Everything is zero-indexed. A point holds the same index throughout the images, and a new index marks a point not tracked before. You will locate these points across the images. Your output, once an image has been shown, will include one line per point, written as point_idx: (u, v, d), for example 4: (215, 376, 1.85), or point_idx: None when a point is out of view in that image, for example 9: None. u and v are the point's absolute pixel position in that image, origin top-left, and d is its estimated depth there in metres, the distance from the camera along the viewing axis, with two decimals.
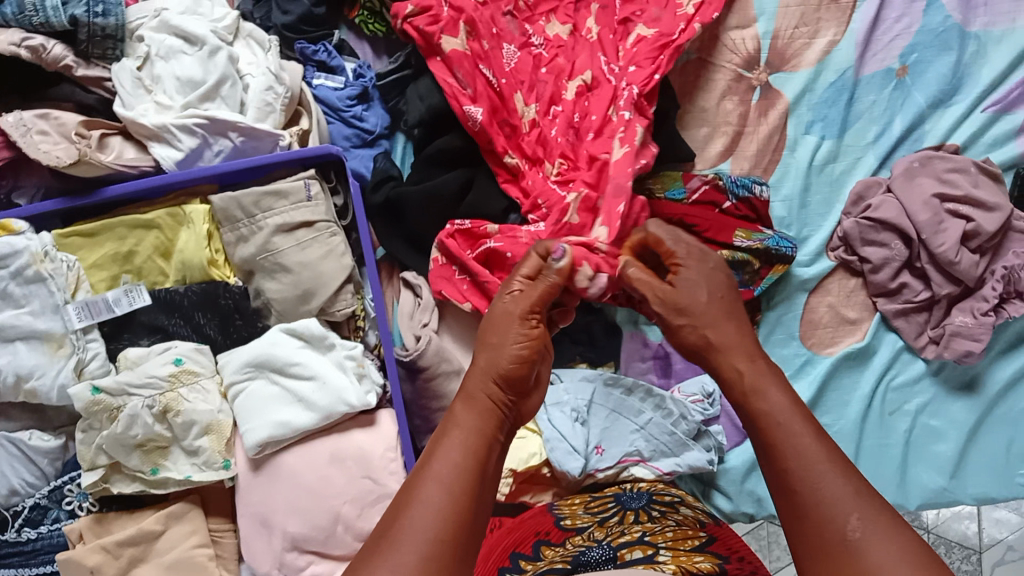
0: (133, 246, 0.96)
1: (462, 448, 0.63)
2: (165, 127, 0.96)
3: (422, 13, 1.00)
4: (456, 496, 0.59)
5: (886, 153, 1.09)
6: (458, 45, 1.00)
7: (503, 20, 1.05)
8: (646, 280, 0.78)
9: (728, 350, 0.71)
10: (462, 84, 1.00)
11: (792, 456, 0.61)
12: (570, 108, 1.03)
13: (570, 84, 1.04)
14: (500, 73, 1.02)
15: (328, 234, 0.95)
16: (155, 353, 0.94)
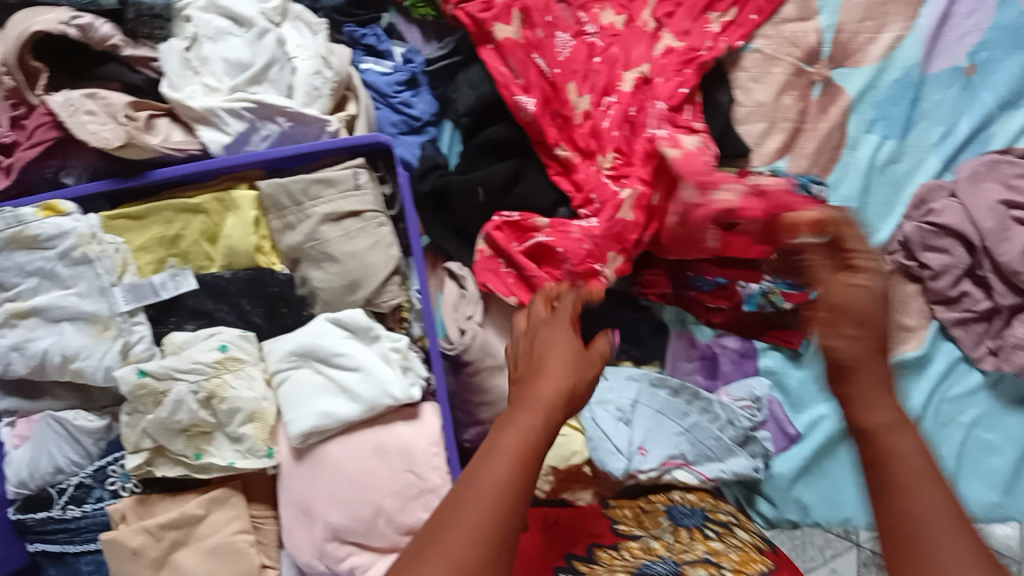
0: (180, 230, 0.96)
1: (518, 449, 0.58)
2: (213, 111, 0.95)
3: (475, 1, 1.00)
4: (510, 499, 0.54)
5: (950, 155, 1.05)
6: (511, 33, 0.99)
7: (557, 8, 1.03)
8: (825, 275, 0.65)
9: (866, 365, 0.61)
10: (514, 73, 0.98)
11: (921, 503, 0.53)
12: (626, 100, 1.00)
13: (626, 75, 1.01)
14: (553, 62, 1.00)
15: (375, 224, 0.94)
16: (200, 338, 0.94)
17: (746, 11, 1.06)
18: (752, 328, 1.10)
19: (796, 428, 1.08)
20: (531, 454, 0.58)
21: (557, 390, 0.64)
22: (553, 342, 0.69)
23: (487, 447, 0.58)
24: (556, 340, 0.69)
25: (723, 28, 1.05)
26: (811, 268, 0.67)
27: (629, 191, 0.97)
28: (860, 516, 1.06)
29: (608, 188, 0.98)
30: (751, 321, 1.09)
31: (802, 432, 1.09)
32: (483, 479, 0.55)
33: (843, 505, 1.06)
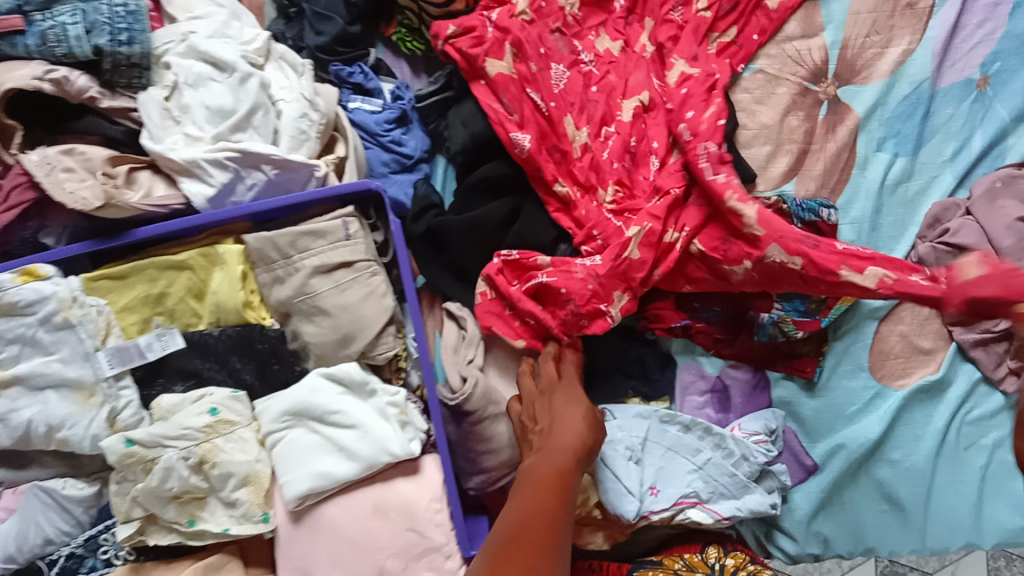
0: (165, 288, 0.92)
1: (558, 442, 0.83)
2: (195, 162, 0.91)
3: (465, 34, 0.93)
4: (549, 492, 0.73)
5: (964, 171, 1.00)
6: (504, 68, 0.93)
7: (551, 38, 0.98)
8: None
9: None
10: (508, 110, 0.93)
11: None
12: (625, 130, 0.96)
13: (625, 103, 0.97)
14: (548, 96, 0.95)
15: (368, 274, 0.90)
16: (190, 401, 0.91)
17: (748, 30, 1.02)
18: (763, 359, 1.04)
19: (813, 459, 1.03)
20: (555, 499, 0.71)
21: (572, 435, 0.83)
22: (564, 409, 0.86)
23: (521, 485, 0.75)
24: (563, 400, 0.88)
25: (720, 51, 1.00)
26: None
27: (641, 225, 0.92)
28: (883, 545, 1.02)
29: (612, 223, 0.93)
30: (761, 351, 1.03)
31: (820, 462, 1.03)
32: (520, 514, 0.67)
33: (865, 535, 1.02)
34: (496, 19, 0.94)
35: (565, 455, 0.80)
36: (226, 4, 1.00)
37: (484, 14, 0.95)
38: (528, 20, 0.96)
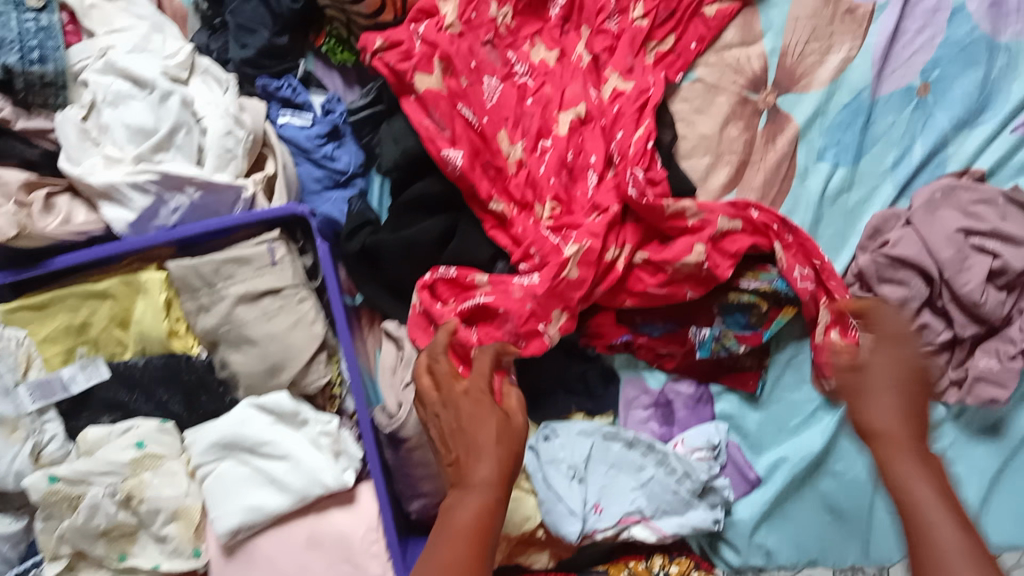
0: (87, 317, 0.89)
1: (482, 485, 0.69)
2: (114, 186, 0.87)
3: (392, 48, 0.91)
4: None
5: (905, 180, 0.98)
6: (433, 83, 0.90)
7: (483, 50, 0.94)
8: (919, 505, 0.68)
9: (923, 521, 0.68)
10: (439, 126, 0.90)
11: None
12: (562, 144, 0.93)
13: (560, 117, 0.94)
14: (481, 111, 0.92)
15: (296, 301, 0.88)
16: (116, 435, 0.87)
17: (686, 38, 1.01)
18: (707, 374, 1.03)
19: (756, 472, 1.01)
20: (481, 529, 0.66)
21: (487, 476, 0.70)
22: (480, 426, 0.72)
23: (440, 532, 0.66)
24: (480, 422, 0.73)
25: (658, 61, 0.99)
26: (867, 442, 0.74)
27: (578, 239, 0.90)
28: (826, 558, 0.99)
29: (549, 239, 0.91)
30: (704, 365, 1.03)
31: (763, 475, 1.01)
32: (442, 552, 0.64)
33: (808, 548, 0.99)
34: (424, 33, 0.92)
35: (481, 505, 0.68)
36: (145, 15, 0.96)
37: (412, 29, 0.93)
38: (458, 33, 0.93)
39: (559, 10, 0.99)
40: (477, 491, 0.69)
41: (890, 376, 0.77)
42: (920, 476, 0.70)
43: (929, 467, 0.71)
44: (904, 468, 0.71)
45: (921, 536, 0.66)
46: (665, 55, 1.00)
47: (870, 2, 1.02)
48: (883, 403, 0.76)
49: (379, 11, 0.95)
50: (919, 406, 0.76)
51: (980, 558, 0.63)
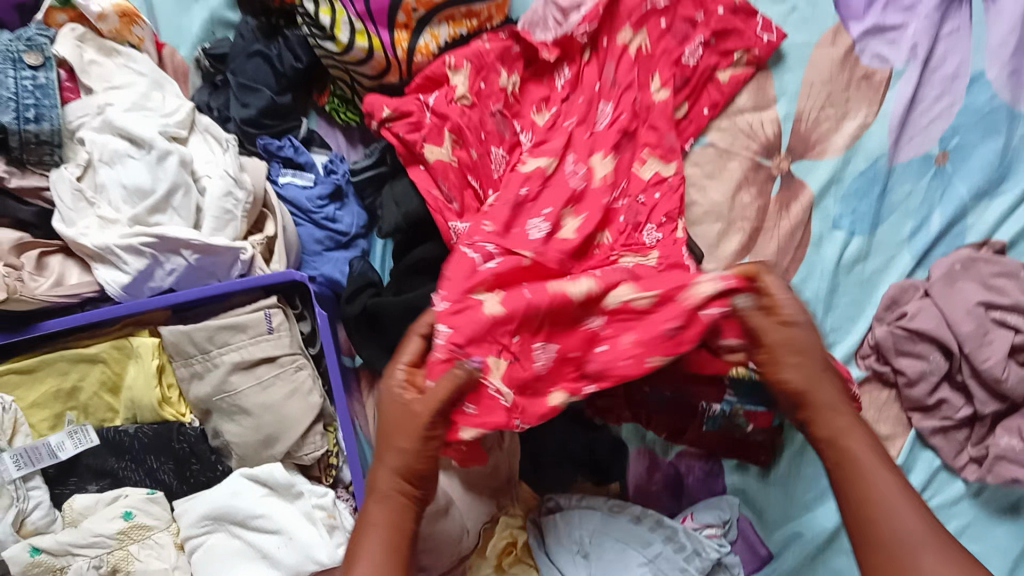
0: (77, 381, 0.86)
1: (385, 529, 0.66)
2: (108, 249, 0.85)
3: (401, 119, 0.90)
4: (394, 565, 0.64)
5: (922, 252, 0.95)
6: (443, 155, 0.89)
7: (493, 120, 0.91)
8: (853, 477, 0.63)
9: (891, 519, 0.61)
10: (447, 197, 0.89)
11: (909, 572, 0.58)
12: (525, 180, 0.87)
13: (527, 160, 0.88)
14: (490, 184, 0.90)
15: (293, 368, 0.85)
16: (104, 504, 0.85)
17: (699, 104, 0.98)
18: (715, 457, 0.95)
19: (766, 547, 0.97)
20: (397, 546, 0.65)
21: (394, 468, 0.68)
22: (386, 429, 0.70)
23: None
24: (395, 422, 0.69)
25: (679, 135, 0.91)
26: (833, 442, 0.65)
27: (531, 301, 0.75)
28: None
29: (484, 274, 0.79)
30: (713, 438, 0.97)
31: (774, 551, 0.97)
32: (361, 574, 0.63)
33: None
34: (434, 104, 0.90)
35: (386, 517, 0.66)
36: (146, 72, 0.94)
37: (422, 99, 0.91)
38: (468, 105, 0.90)
39: (565, 81, 0.95)
40: (385, 508, 0.67)
41: (810, 357, 0.67)
42: (875, 459, 0.63)
43: (882, 456, 0.64)
44: (844, 423, 0.66)
45: (881, 527, 0.61)
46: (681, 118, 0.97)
47: (887, 66, 0.99)
48: (823, 386, 0.66)
49: (383, 72, 0.93)
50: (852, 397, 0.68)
51: (886, 464, 0.63)
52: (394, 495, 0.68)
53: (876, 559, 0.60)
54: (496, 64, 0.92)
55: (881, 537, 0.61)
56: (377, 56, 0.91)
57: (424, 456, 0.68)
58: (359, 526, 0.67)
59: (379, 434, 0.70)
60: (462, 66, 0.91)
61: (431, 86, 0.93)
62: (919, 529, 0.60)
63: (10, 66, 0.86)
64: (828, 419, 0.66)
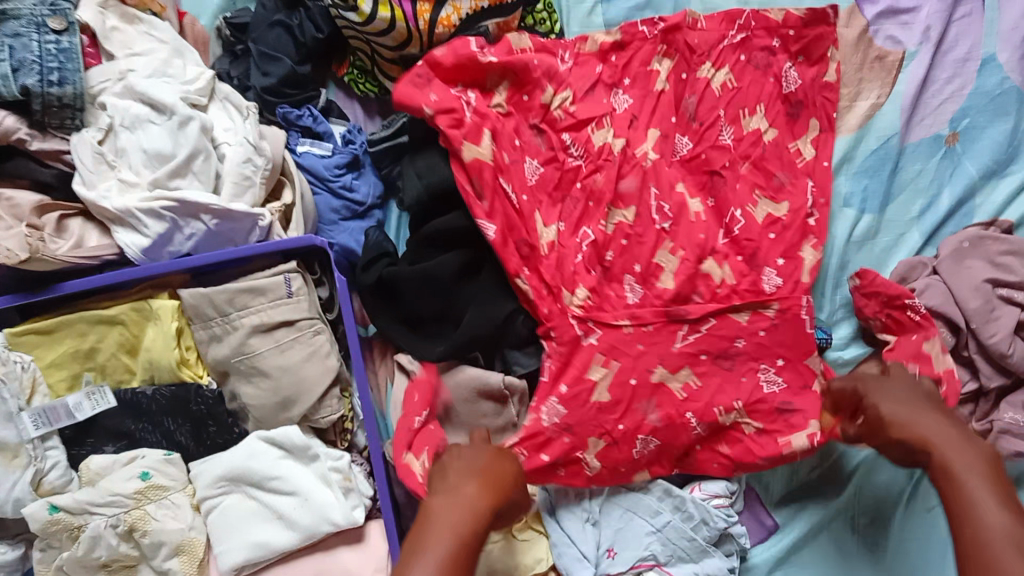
0: (95, 343, 0.87)
1: (467, 511, 0.70)
2: (129, 211, 0.85)
3: (444, 114, 0.86)
4: (469, 527, 0.69)
5: (932, 229, 0.96)
6: (482, 154, 0.86)
7: (529, 133, 0.91)
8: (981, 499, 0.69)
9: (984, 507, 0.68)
10: (479, 195, 0.86)
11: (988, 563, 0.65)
12: (602, 239, 0.89)
13: (610, 215, 0.90)
14: (520, 188, 0.88)
15: (311, 333, 0.86)
16: (120, 464, 0.85)
17: None
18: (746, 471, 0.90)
19: (771, 517, 0.98)
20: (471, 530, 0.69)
21: (446, 533, 0.67)
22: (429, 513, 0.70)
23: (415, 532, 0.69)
24: (459, 464, 0.76)
25: (736, 139, 0.93)
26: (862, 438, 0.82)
27: (631, 402, 0.87)
28: None
29: (555, 250, 0.88)
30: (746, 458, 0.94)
31: (781, 522, 0.98)
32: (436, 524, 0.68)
33: None
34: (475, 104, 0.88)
35: (466, 508, 0.70)
36: (167, 39, 0.95)
37: (462, 96, 0.89)
38: (504, 113, 0.91)
39: (624, 106, 0.93)
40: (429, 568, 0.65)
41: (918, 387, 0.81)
42: (982, 481, 0.70)
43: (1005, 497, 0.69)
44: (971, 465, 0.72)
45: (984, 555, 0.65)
46: (723, 88, 0.94)
47: (900, 48, 0.99)
48: (925, 418, 0.77)
49: (404, 43, 0.93)
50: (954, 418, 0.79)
51: (1004, 498, 0.69)
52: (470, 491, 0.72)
53: (956, 522, 0.69)
54: (542, 81, 0.91)
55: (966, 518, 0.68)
56: (399, 27, 0.91)
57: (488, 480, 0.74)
58: (427, 516, 0.70)
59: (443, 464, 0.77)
60: (505, 74, 0.91)
61: (468, 71, 0.90)
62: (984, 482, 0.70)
63: (33, 30, 0.87)
64: (943, 453, 0.74)
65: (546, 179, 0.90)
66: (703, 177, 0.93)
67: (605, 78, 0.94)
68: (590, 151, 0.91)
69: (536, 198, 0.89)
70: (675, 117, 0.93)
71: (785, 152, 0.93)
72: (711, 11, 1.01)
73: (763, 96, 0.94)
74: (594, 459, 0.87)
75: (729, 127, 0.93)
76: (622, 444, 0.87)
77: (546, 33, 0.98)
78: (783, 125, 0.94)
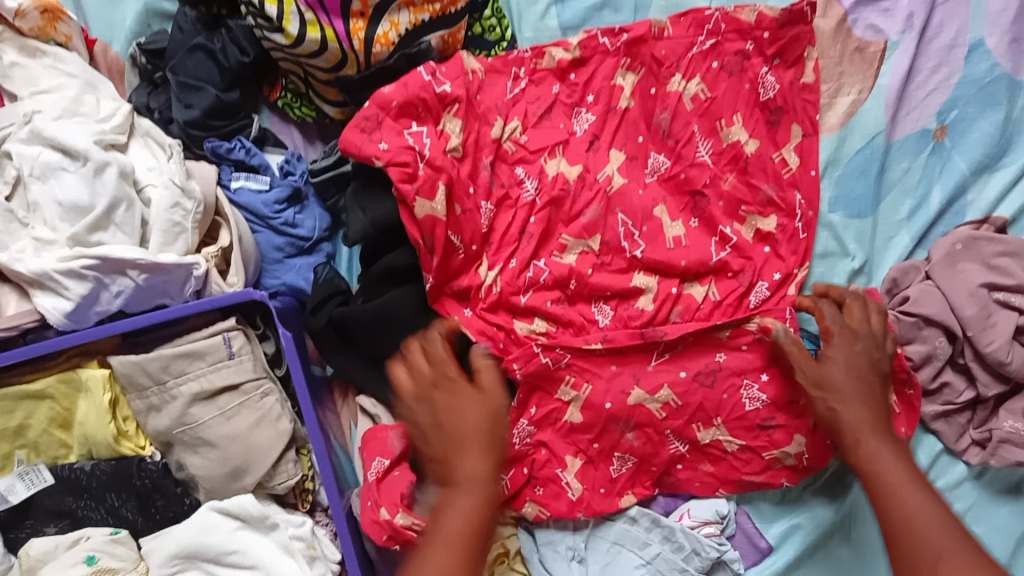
0: (23, 420, 0.80)
1: (472, 495, 0.67)
2: (46, 274, 0.77)
3: (395, 168, 0.77)
4: (476, 530, 0.66)
5: (923, 230, 0.90)
6: (435, 210, 0.78)
7: (483, 172, 0.83)
8: (843, 388, 0.73)
9: (873, 442, 0.71)
10: (429, 249, 0.79)
11: (898, 505, 0.66)
12: (561, 273, 0.83)
13: (565, 243, 0.84)
14: (471, 237, 0.82)
15: (258, 395, 0.79)
16: (64, 548, 0.79)
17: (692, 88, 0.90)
18: (727, 485, 0.86)
19: (767, 540, 0.92)
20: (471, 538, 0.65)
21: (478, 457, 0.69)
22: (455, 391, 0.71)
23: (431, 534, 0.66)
24: (455, 412, 0.70)
25: (714, 154, 0.86)
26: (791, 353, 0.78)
27: (605, 425, 0.82)
28: None
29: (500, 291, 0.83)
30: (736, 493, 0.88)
31: (775, 544, 0.93)
32: (446, 544, 0.65)
33: None
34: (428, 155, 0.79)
35: (471, 504, 0.67)
36: (77, 72, 0.86)
37: (415, 144, 0.79)
38: (459, 157, 0.81)
39: (586, 126, 0.86)
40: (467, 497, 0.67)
41: (852, 347, 0.75)
42: (876, 432, 0.71)
43: (912, 469, 0.69)
44: (879, 445, 0.70)
45: (903, 522, 0.65)
46: (695, 99, 0.86)
47: (882, 38, 0.91)
48: (849, 387, 0.73)
49: (339, 65, 0.84)
50: (881, 397, 0.74)
51: (899, 448, 0.71)
52: (469, 463, 0.68)
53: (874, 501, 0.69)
54: (489, 114, 0.84)
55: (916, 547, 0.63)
56: (332, 48, 0.82)
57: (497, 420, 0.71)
58: (447, 479, 0.69)
59: (434, 410, 0.72)
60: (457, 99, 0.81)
61: (418, 107, 0.80)
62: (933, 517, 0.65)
63: None
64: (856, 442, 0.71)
65: (500, 223, 0.84)
66: (685, 198, 0.86)
67: (563, 100, 0.87)
68: (543, 183, 0.84)
69: (485, 243, 0.84)
70: (644, 135, 0.86)
71: (770, 163, 0.86)
72: (674, 8, 0.93)
73: (739, 104, 0.86)
74: (574, 481, 0.83)
75: (706, 142, 0.86)
76: (599, 460, 0.84)
77: (496, 43, 0.91)
78: (763, 134, 0.86)
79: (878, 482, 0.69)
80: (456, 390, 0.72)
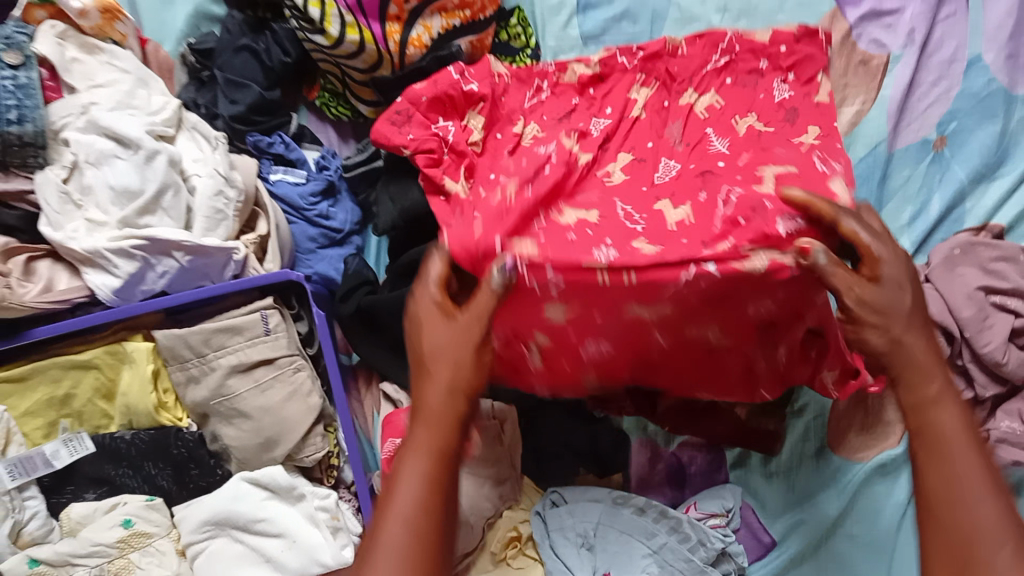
0: (70, 389, 0.85)
1: (422, 481, 0.56)
2: (97, 252, 0.82)
3: (422, 154, 0.84)
4: (436, 496, 0.56)
5: (922, 236, 0.93)
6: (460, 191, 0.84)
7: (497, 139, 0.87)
8: (871, 333, 0.58)
9: (919, 377, 0.58)
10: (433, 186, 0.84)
11: (948, 485, 0.53)
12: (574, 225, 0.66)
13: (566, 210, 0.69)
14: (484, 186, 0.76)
15: (291, 369, 0.84)
16: (102, 512, 0.83)
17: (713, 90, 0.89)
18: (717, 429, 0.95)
19: (770, 535, 0.94)
20: (429, 511, 0.55)
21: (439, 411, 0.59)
22: (422, 331, 0.62)
23: (377, 509, 0.56)
24: (436, 334, 0.61)
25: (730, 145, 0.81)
26: (835, 271, 0.57)
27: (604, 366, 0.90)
28: None
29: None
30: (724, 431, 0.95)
31: (779, 539, 0.94)
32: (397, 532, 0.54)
33: None
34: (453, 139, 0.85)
35: (427, 467, 0.56)
36: (130, 69, 0.92)
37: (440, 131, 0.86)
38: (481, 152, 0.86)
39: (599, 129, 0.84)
40: (428, 420, 0.58)
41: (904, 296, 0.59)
42: (949, 402, 0.57)
43: (987, 459, 0.54)
44: (949, 423, 0.56)
45: (953, 513, 0.52)
46: (710, 110, 0.86)
47: (885, 52, 0.97)
48: (913, 339, 0.58)
49: (375, 66, 0.90)
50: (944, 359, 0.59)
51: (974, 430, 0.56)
52: (441, 403, 0.59)
53: (928, 494, 0.54)
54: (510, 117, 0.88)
55: (946, 524, 0.53)
56: (369, 49, 0.88)
57: (474, 372, 0.60)
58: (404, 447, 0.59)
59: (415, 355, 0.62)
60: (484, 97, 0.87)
61: (446, 103, 0.87)
62: (964, 428, 0.55)
63: None
64: (910, 388, 0.58)
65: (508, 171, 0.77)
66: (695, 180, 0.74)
67: (582, 112, 0.89)
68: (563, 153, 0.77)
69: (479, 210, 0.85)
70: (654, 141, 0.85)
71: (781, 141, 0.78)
72: (689, 21, 0.99)
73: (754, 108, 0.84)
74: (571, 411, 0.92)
75: (720, 139, 0.82)
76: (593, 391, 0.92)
77: (521, 49, 0.97)
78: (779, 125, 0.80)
79: (931, 457, 0.55)
80: (431, 305, 0.63)
